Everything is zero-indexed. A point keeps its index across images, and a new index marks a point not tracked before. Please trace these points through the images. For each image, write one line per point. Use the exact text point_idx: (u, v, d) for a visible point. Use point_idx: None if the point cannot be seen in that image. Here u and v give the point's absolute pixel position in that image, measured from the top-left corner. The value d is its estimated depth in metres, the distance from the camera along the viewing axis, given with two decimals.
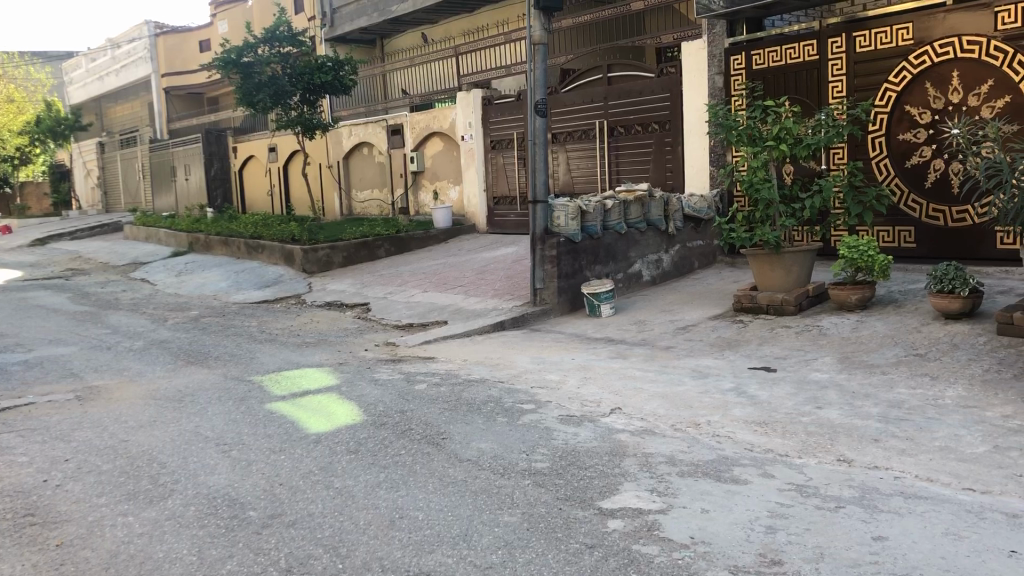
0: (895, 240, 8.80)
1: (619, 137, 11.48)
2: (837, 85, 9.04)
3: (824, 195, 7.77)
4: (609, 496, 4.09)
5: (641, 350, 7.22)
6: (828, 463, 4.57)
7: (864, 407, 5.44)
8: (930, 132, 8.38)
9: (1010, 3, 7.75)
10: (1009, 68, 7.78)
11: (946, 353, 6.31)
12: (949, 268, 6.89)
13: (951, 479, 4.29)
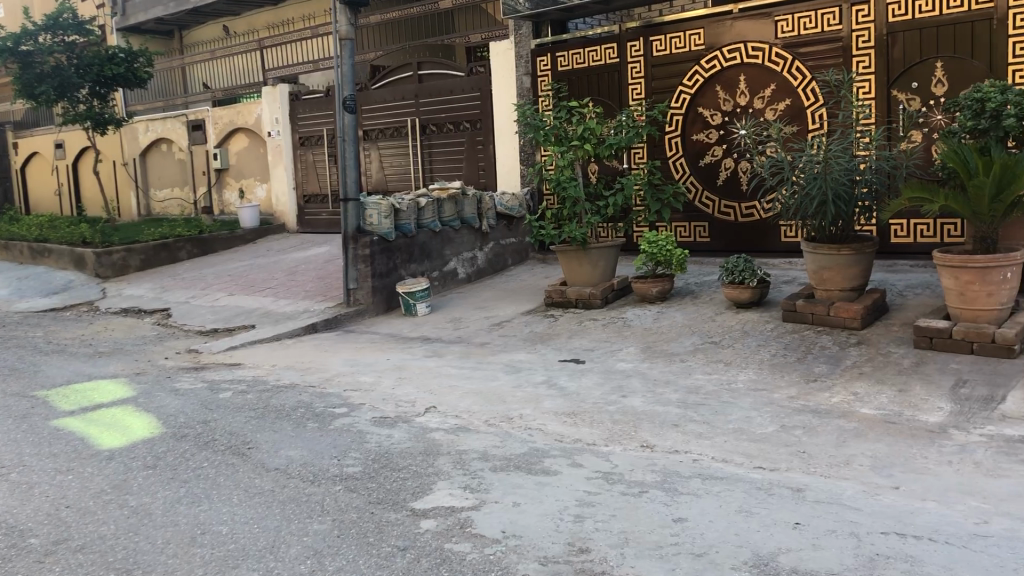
0: (692, 235, 9.30)
1: (430, 135, 11.48)
2: (637, 87, 9.44)
3: (627, 193, 8.08)
4: (422, 496, 4.06)
5: (455, 347, 7.24)
6: (632, 449, 4.75)
7: (665, 393, 5.70)
8: (721, 132, 8.91)
9: (788, 13, 8.35)
10: (788, 73, 8.40)
11: (738, 340, 6.72)
12: (739, 261, 7.35)
13: (743, 459, 4.56)
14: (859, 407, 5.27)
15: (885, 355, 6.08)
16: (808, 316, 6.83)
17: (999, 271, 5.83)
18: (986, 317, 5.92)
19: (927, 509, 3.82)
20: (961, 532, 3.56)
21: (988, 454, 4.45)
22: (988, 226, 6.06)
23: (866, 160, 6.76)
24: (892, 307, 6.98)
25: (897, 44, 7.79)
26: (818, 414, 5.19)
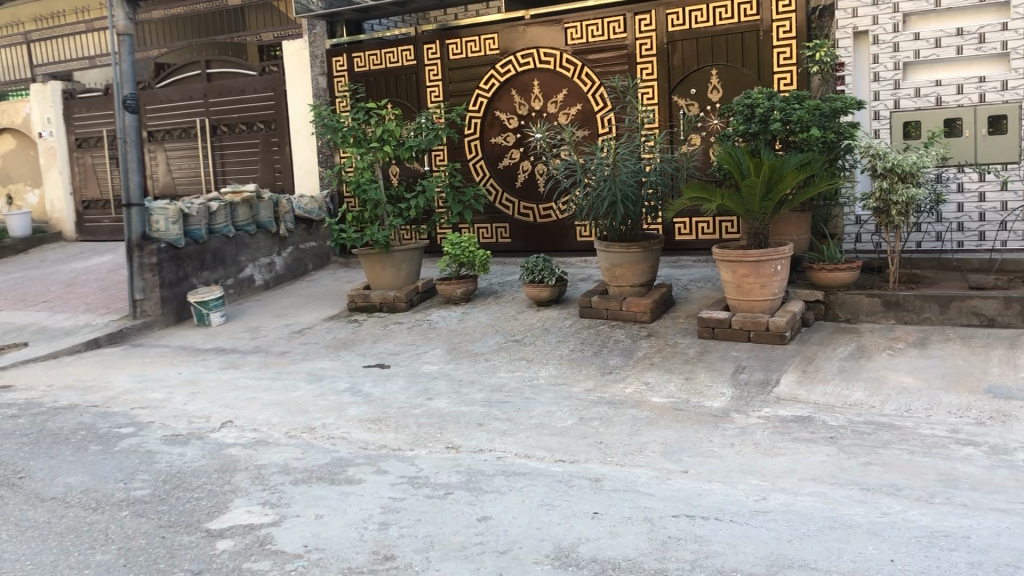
0: (493, 236, 9.45)
1: (222, 136, 10.99)
2: (435, 90, 9.48)
3: (428, 195, 8.09)
4: (218, 516, 3.86)
5: (253, 358, 6.96)
6: (438, 452, 4.75)
7: (469, 393, 5.74)
8: (517, 136, 9.10)
9: (576, 21, 8.64)
10: (578, 78, 8.72)
11: (539, 337, 6.88)
12: (538, 260, 7.54)
13: (545, 453, 4.66)
14: (651, 396, 5.54)
15: (673, 346, 6.43)
16: (603, 311, 7.11)
17: (771, 264, 6.30)
18: (760, 306, 6.38)
19: (713, 490, 4.06)
20: (743, 510, 3.80)
21: (765, 434, 4.80)
22: (760, 222, 6.55)
23: (651, 162, 7.13)
24: (679, 300, 7.39)
25: (677, 52, 8.26)
26: (614, 405, 5.41)
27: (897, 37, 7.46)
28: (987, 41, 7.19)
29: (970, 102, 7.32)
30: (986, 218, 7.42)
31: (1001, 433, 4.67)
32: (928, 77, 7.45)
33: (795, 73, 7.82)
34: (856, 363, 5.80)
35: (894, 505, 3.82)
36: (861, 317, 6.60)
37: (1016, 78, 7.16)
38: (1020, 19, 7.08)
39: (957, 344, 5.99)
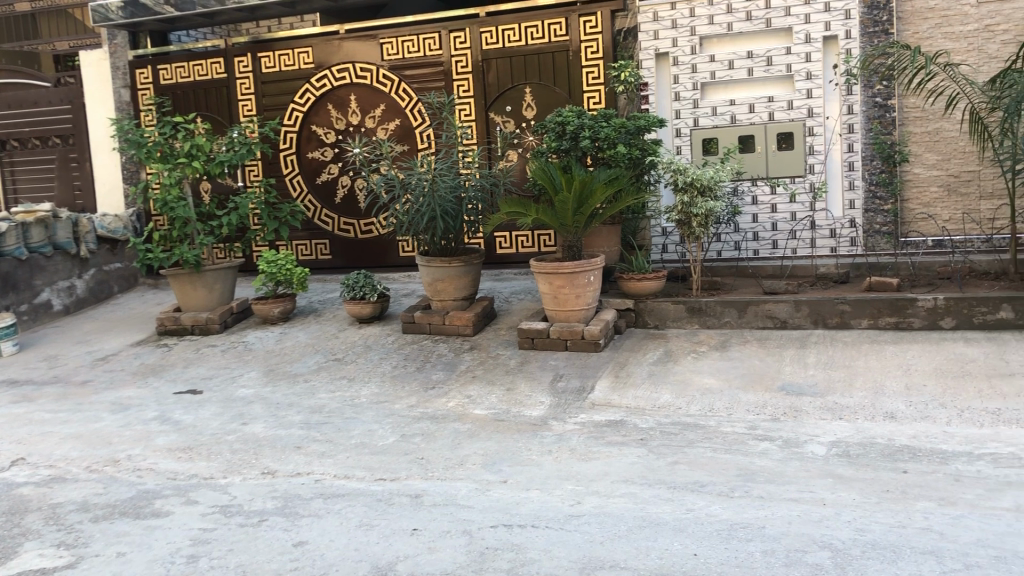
0: (312, 253, 9.26)
1: (12, 152, 10.19)
2: (247, 104, 9.21)
3: (241, 212, 7.83)
4: (4, 563, 3.57)
5: (50, 389, 6.48)
6: (252, 478, 4.59)
7: (287, 416, 5.59)
8: (335, 151, 8.98)
9: (392, 36, 8.64)
10: (396, 94, 8.72)
11: (360, 355, 6.80)
12: (359, 276, 7.45)
13: (365, 472, 4.60)
14: (472, 408, 5.59)
15: (494, 358, 6.51)
16: (426, 326, 7.11)
17: (584, 275, 6.51)
18: (576, 316, 6.58)
19: (530, 498, 4.14)
20: (559, 516, 3.90)
21: (581, 440, 4.95)
22: (574, 235, 6.76)
23: (468, 177, 7.21)
24: (499, 312, 7.51)
25: (492, 70, 8.41)
26: (435, 420, 5.41)
27: (695, 58, 7.97)
28: (774, 63, 7.78)
29: (761, 119, 7.90)
30: (778, 227, 8.02)
31: (792, 427, 5.03)
32: (724, 97, 7.99)
33: (603, 92, 8.10)
34: (664, 367, 6.08)
35: (698, 501, 4.03)
36: (668, 323, 6.94)
37: (800, 99, 7.76)
38: (801, 44, 7.69)
39: (753, 345, 6.40)
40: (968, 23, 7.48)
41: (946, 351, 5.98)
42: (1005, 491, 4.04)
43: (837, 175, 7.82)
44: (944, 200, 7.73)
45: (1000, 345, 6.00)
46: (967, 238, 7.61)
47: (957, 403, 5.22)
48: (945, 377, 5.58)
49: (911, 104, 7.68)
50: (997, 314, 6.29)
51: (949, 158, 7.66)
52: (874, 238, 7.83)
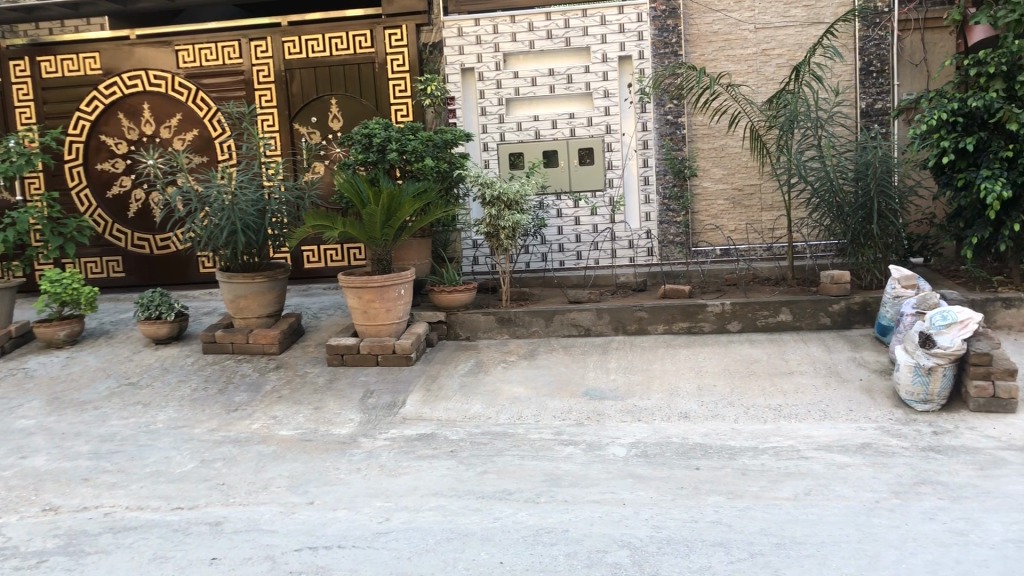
0: (103, 270, 8.68)
1: None
2: (25, 111, 8.52)
3: (19, 228, 7.22)
4: None
5: None
6: (32, 516, 4.22)
7: (73, 447, 5.19)
8: (127, 162, 8.49)
9: (188, 44, 8.26)
10: (193, 103, 8.35)
11: (157, 378, 6.43)
12: (154, 295, 7.06)
13: (160, 502, 4.35)
14: (278, 429, 5.41)
15: (302, 376, 6.33)
16: (229, 345, 6.82)
17: (394, 289, 6.46)
18: (387, 330, 6.52)
19: (337, 518, 4.05)
20: (366, 534, 3.84)
21: (390, 456, 4.89)
22: (382, 248, 6.69)
23: (271, 191, 7.00)
24: (308, 329, 7.32)
25: (295, 80, 8.22)
26: (238, 443, 5.20)
27: (499, 75, 8.14)
28: (573, 81, 8.10)
29: (563, 135, 8.18)
30: (581, 238, 8.32)
31: (596, 430, 5.21)
32: (527, 112, 8.22)
33: (410, 105, 8.11)
34: (475, 379, 6.13)
35: (505, 509, 4.08)
36: (479, 334, 7.01)
37: (599, 115, 8.12)
38: (598, 63, 8.05)
39: (560, 353, 6.58)
40: (747, 47, 8.05)
41: (733, 353, 6.39)
42: (785, 481, 4.35)
43: (634, 189, 8.23)
44: (730, 212, 8.26)
45: (780, 345, 6.48)
46: (750, 247, 8.18)
47: (743, 400, 5.59)
48: (733, 377, 5.95)
49: (699, 122, 8.16)
50: (778, 317, 6.79)
51: (734, 173, 8.20)
52: (668, 248, 8.26)
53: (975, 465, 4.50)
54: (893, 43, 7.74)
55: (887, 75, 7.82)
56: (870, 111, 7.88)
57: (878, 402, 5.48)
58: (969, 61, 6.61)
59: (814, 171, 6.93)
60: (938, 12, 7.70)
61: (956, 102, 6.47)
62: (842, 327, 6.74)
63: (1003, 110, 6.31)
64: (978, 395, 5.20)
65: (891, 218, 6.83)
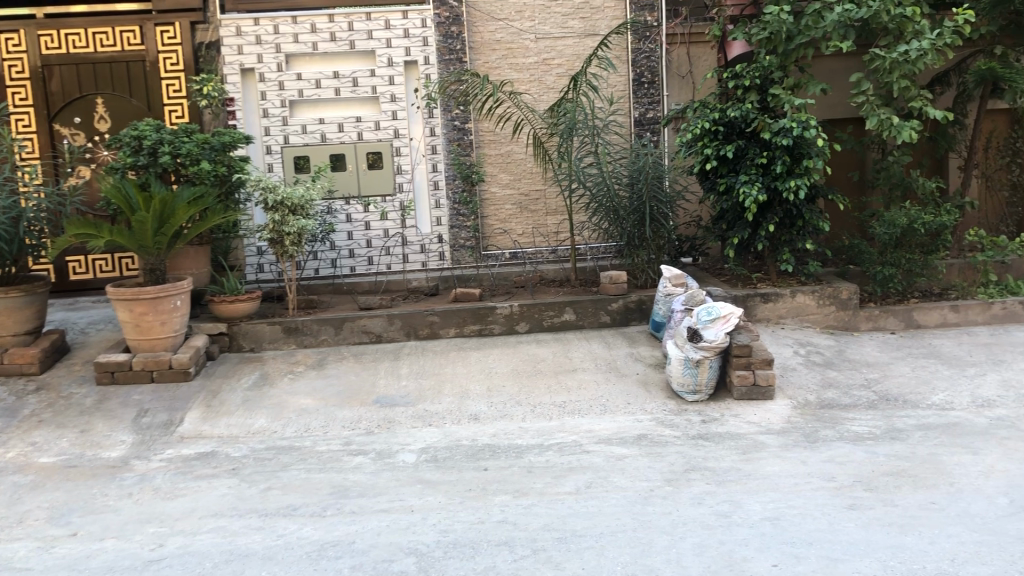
0: None
1: None
2: None
3: None
4: None
5: None
6: None
7: None
8: None
9: None
10: None
11: None
12: None
13: None
14: (38, 456, 4.97)
15: (66, 398, 5.84)
16: None
17: (170, 300, 6.13)
18: (162, 344, 6.15)
19: (104, 548, 3.76)
20: (136, 563, 3.59)
21: (165, 478, 4.61)
22: (156, 257, 6.30)
23: (27, 197, 6.42)
24: (74, 346, 6.78)
25: (54, 77, 7.61)
26: None
27: (281, 76, 7.91)
28: (359, 84, 8.01)
29: (350, 139, 8.06)
30: (371, 243, 8.23)
31: (385, 438, 5.15)
32: (312, 115, 8.03)
33: (185, 106, 7.71)
34: (259, 391, 5.91)
35: (289, 525, 3.95)
36: (264, 344, 6.76)
37: (386, 120, 8.08)
38: (384, 67, 8.00)
39: (349, 362, 6.46)
40: (528, 56, 8.27)
41: (521, 353, 6.54)
42: (568, 476, 4.49)
43: (424, 194, 8.25)
44: (517, 217, 8.44)
45: (564, 344, 6.70)
46: (536, 251, 8.40)
47: (530, 400, 5.73)
48: (520, 377, 6.08)
49: (484, 128, 8.28)
50: (562, 317, 7.02)
51: (520, 179, 8.39)
52: (459, 252, 8.32)
53: (739, 450, 4.84)
54: (662, 55, 8.22)
55: (658, 86, 8.28)
56: (642, 120, 8.32)
57: (654, 394, 5.78)
58: (727, 74, 7.12)
59: (592, 178, 7.26)
60: (701, 28, 8.24)
61: (717, 112, 6.94)
62: (621, 325, 7.08)
63: (757, 120, 6.83)
64: (741, 384, 5.60)
65: (662, 221, 7.24)
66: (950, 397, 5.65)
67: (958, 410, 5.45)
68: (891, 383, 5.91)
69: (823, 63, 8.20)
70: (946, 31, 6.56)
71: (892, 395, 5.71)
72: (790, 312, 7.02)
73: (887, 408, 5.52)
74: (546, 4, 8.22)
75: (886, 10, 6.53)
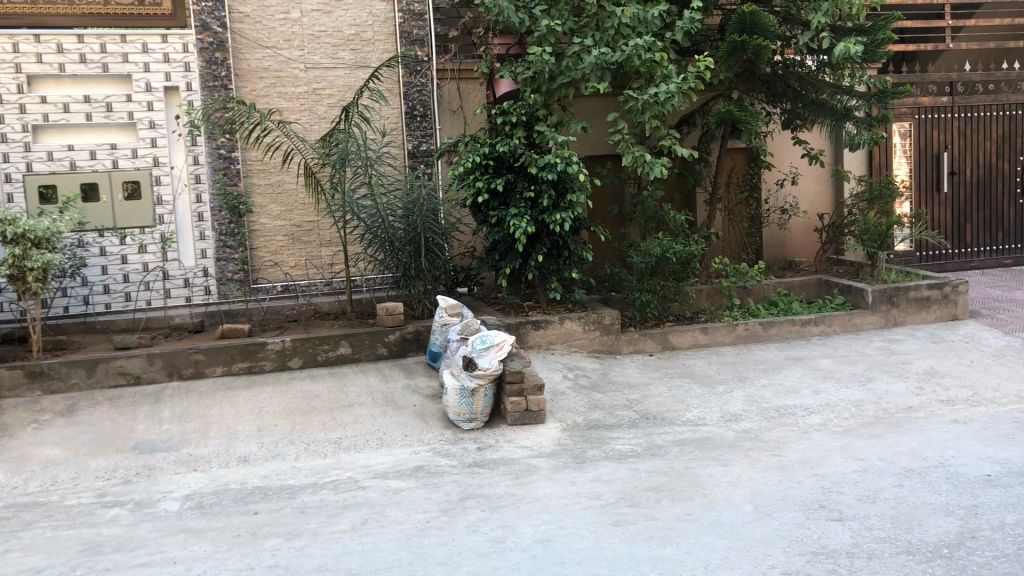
0: None
1: None
2: None
3: None
4: None
5: None
6: None
7: None
8: None
9: None
10: None
11: None
12: None
13: None
14: None
15: None
16: None
17: None
18: None
19: None
20: None
21: None
22: None
23: None
24: None
25: None
26: None
27: (23, 98, 7.29)
28: (113, 109, 7.55)
29: (104, 167, 7.58)
30: (128, 278, 7.72)
31: (144, 487, 4.82)
32: (60, 141, 7.46)
33: None
34: None
35: None
36: (3, 392, 6.14)
37: (144, 147, 7.67)
38: (141, 92, 7.61)
39: (104, 407, 5.99)
40: (297, 85, 8.12)
41: (295, 389, 6.35)
42: (343, 514, 4.40)
43: (187, 226, 7.87)
44: (289, 248, 8.22)
45: (340, 379, 6.58)
46: (310, 283, 8.21)
47: (304, 437, 5.57)
48: (293, 415, 5.90)
49: (253, 157, 8.04)
50: (337, 351, 6.91)
51: (292, 210, 8.20)
52: (227, 286, 7.97)
53: (511, 475, 4.96)
54: (433, 89, 8.37)
55: (430, 119, 8.41)
56: (415, 152, 8.40)
57: (430, 425, 5.81)
58: (495, 111, 7.36)
59: (365, 209, 7.22)
60: (470, 65, 8.49)
61: (486, 147, 7.14)
62: (397, 356, 7.06)
63: (525, 155, 7.12)
64: (514, 410, 5.74)
65: (437, 252, 7.33)
66: (702, 413, 6.10)
67: (709, 425, 5.89)
68: (651, 403, 6.29)
69: (584, 102, 8.68)
70: (690, 76, 7.15)
71: (651, 413, 6.08)
72: (559, 337, 7.29)
73: (648, 426, 5.87)
74: (315, 34, 8.14)
75: (638, 54, 7.05)
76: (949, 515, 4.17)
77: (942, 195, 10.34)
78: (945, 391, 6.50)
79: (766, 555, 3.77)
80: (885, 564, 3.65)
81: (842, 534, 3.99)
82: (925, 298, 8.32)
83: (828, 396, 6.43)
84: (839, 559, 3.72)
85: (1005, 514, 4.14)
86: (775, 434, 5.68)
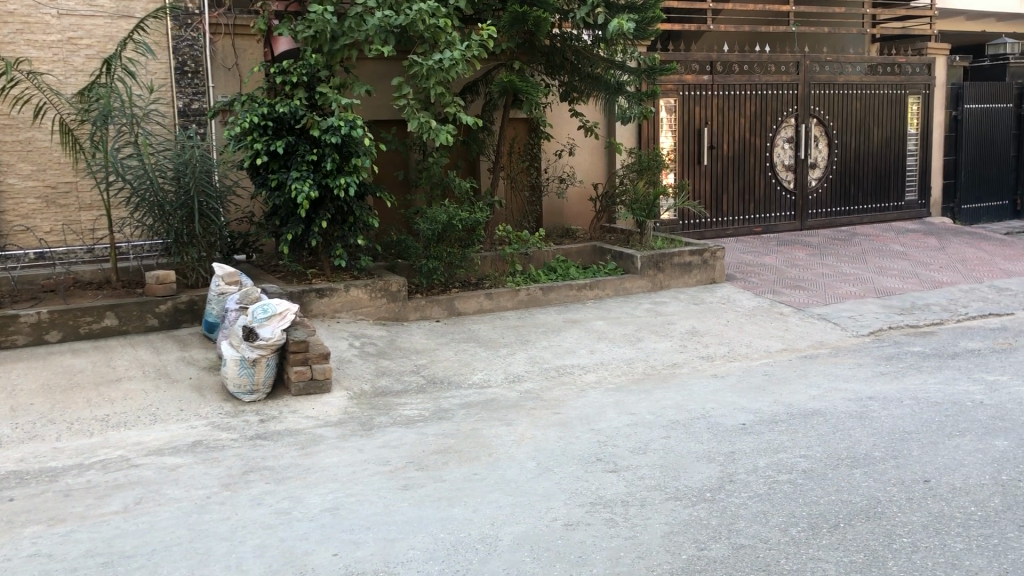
0: None
1: None
2: None
3: None
4: None
5: None
6: None
7: None
8: None
9: None
10: None
11: None
12: None
13: None
14: None
15: None
16: None
17: None
18: None
19: None
20: None
21: None
22: None
23: None
24: None
25: None
26: None
27: None
28: None
29: None
30: None
31: None
32: None
33: None
34: None
35: None
36: None
37: None
38: None
39: None
40: (49, 33, 7.39)
41: (53, 365, 5.85)
42: (112, 495, 4.12)
43: None
44: (43, 212, 7.51)
45: (105, 353, 6.12)
46: (68, 250, 7.56)
47: (66, 416, 5.15)
48: (51, 393, 5.43)
49: None
50: (101, 323, 6.42)
51: (45, 169, 7.49)
52: None
53: (296, 446, 4.84)
54: (205, 45, 7.90)
55: (202, 76, 7.95)
56: (187, 110, 7.91)
57: (208, 398, 5.54)
58: (274, 70, 7.07)
59: (132, 169, 6.73)
60: (246, 20, 8.08)
61: (265, 107, 6.84)
62: (170, 328, 6.67)
63: (306, 117, 6.91)
64: (298, 380, 5.60)
65: (212, 217, 6.98)
66: (487, 375, 6.24)
67: (493, 387, 6.04)
68: (437, 367, 6.35)
69: (366, 65, 8.52)
70: (473, 44, 7.21)
71: (438, 378, 6.14)
72: (344, 306, 7.18)
73: (434, 391, 5.93)
74: None
75: (421, 19, 6.99)
76: (710, 461, 4.54)
77: (702, 167, 11.11)
78: (705, 348, 7.05)
79: (548, 509, 3.94)
80: (655, 510, 3.92)
81: (617, 484, 4.24)
82: (688, 264, 8.93)
83: (602, 354, 6.79)
84: (615, 508, 3.95)
85: (758, 458, 4.56)
86: (555, 393, 5.93)
